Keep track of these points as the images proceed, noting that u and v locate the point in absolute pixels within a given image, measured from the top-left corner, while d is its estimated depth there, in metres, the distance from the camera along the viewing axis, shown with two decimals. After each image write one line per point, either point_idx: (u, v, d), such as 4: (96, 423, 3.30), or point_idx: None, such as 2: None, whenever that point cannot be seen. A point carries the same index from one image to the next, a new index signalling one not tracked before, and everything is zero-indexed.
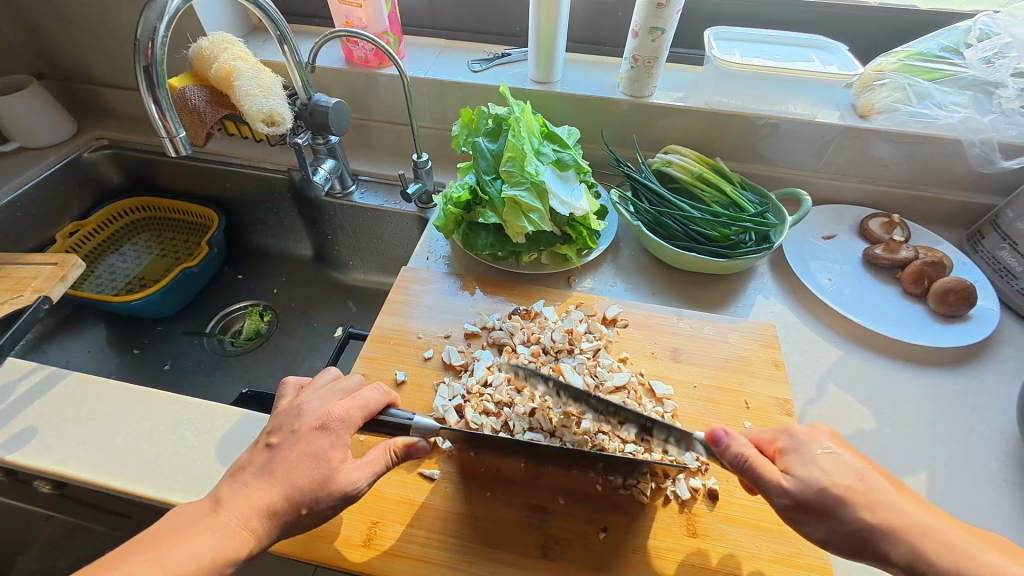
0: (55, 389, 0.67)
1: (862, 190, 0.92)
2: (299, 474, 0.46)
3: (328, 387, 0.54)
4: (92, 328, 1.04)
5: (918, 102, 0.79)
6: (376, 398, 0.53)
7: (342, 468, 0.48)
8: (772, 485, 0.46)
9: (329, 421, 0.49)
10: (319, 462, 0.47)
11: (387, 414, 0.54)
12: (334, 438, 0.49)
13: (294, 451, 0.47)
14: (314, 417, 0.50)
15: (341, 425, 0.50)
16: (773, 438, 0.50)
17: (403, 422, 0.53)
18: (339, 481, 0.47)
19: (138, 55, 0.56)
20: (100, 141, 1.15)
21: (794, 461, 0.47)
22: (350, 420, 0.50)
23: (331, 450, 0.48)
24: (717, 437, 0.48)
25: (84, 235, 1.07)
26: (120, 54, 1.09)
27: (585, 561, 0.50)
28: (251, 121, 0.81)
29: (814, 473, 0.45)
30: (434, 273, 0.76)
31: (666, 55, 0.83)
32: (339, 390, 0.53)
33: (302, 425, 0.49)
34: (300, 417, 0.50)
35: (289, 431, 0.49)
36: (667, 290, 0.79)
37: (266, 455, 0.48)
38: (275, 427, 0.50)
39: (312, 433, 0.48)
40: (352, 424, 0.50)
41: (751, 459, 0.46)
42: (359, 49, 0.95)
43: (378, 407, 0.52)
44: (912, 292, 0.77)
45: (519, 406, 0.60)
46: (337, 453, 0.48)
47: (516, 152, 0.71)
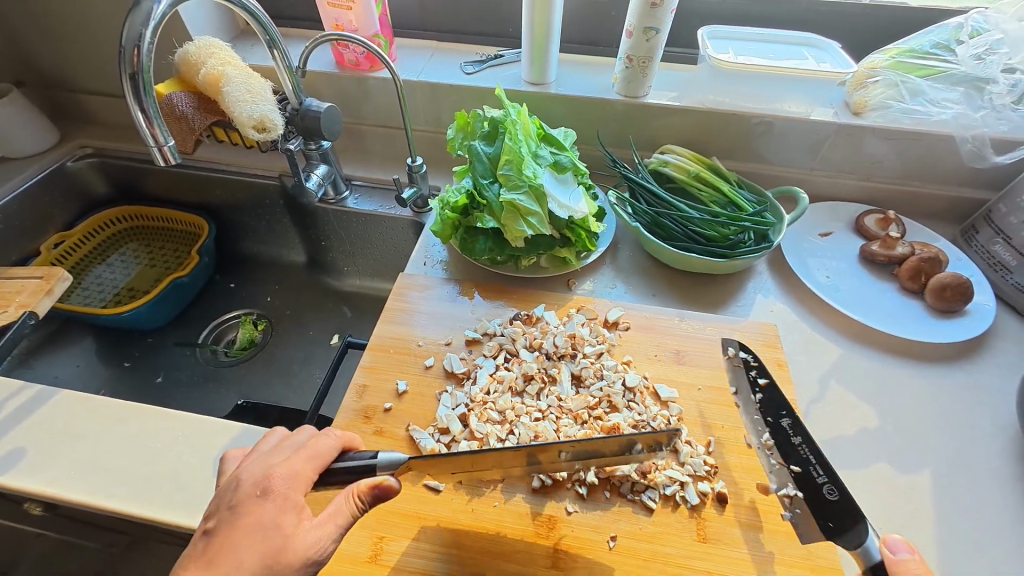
0: (43, 409, 0.65)
1: (858, 187, 0.92)
2: (246, 551, 0.41)
3: (269, 449, 0.49)
4: (81, 341, 1.02)
5: (911, 99, 0.80)
6: (328, 444, 0.49)
7: (296, 531, 0.44)
8: None
9: (271, 486, 0.45)
10: (268, 532, 0.43)
11: (342, 460, 0.50)
12: (279, 501, 0.44)
13: (235, 528, 0.42)
14: (254, 484, 0.45)
15: (285, 485, 0.45)
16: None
17: (362, 465, 0.50)
18: (295, 547, 0.43)
19: (123, 62, 0.54)
20: (84, 149, 1.12)
21: None
22: (299, 475, 0.46)
23: (279, 516, 0.43)
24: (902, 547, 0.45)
25: (70, 246, 1.05)
26: (105, 60, 1.06)
27: (596, 571, 0.49)
28: (242, 128, 0.80)
29: None
30: (432, 279, 0.76)
31: (660, 55, 0.83)
32: (283, 446, 0.49)
33: (240, 497, 0.44)
34: (237, 488, 0.45)
35: (226, 507, 0.44)
36: (668, 291, 0.79)
37: (202, 542, 0.42)
38: (209, 510, 0.44)
39: (256, 500, 0.44)
40: (299, 479, 0.46)
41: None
42: (350, 52, 0.94)
43: (331, 454, 0.49)
44: (909, 288, 0.78)
45: (524, 416, 0.58)
46: (287, 517, 0.44)
47: (513, 156, 0.70)
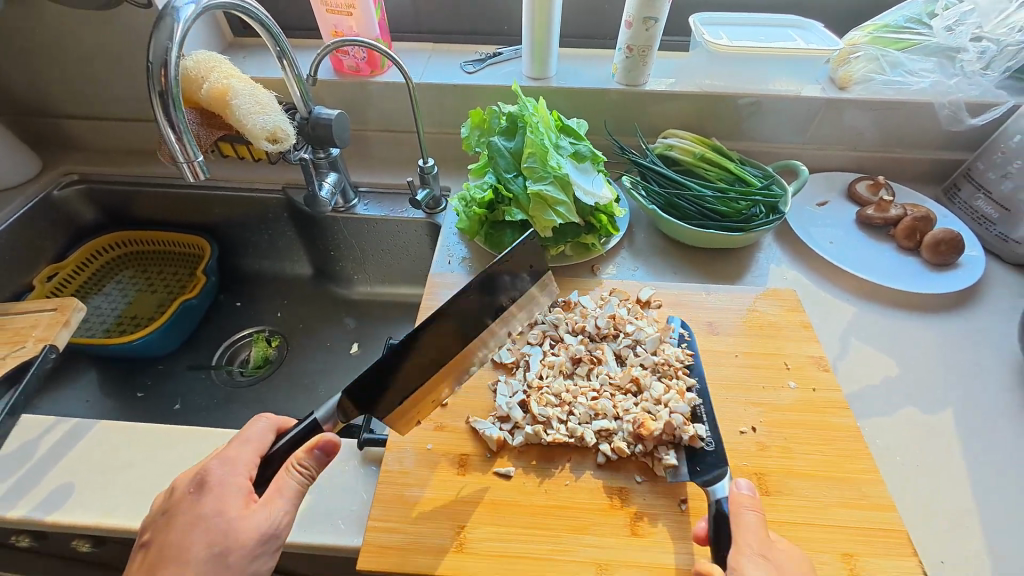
0: (81, 442, 0.63)
1: (847, 157, 0.98)
2: (191, 544, 0.43)
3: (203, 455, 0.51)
4: (85, 374, 0.97)
5: (891, 71, 0.87)
6: (261, 429, 0.52)
7: (243, 513, 0.45)
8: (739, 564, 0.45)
9: (204, 478, 0.47)
10: (211, 521, 0.44)
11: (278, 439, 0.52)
12: (217, 489, 0.46)
13: (174, 527, 0.44)
14: (188, 483, 0.47)
15: (219, 476, 0.47)
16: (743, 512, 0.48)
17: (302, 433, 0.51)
18: (242, 527, 0.44)
19: (152, 81, 0.53)
20: (69, 175, 1.07)
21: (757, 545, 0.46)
22: (232, 460, 0.48)
23: (221, 502, 0.45)
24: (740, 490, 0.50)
25: (64, 277, 1.01)
26: (86, 82, 1.03)
27: (673, 533, 0.51)
28: (255, 141, 0.78)
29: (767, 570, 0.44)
30: (461, 276, 0.77)
31: (659, 43, 0.86)
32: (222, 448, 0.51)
33: (173, 501, 0.46)
34: (171, 494, 0.47)
35: (165, 512, 0.46)
36: (688, 268, 0.82)
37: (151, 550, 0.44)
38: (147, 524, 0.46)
39: (195, 496, 0.46)
40: (235, 465, 0.48)
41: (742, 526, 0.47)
42: (349, 58, 0.94)
43: (266, 438, 0.51)
44: (906, 247, 0.83)
45: (582, 397, 0.60)
46: (230, 501, 0.46)
47: (536, 148, 0.71)
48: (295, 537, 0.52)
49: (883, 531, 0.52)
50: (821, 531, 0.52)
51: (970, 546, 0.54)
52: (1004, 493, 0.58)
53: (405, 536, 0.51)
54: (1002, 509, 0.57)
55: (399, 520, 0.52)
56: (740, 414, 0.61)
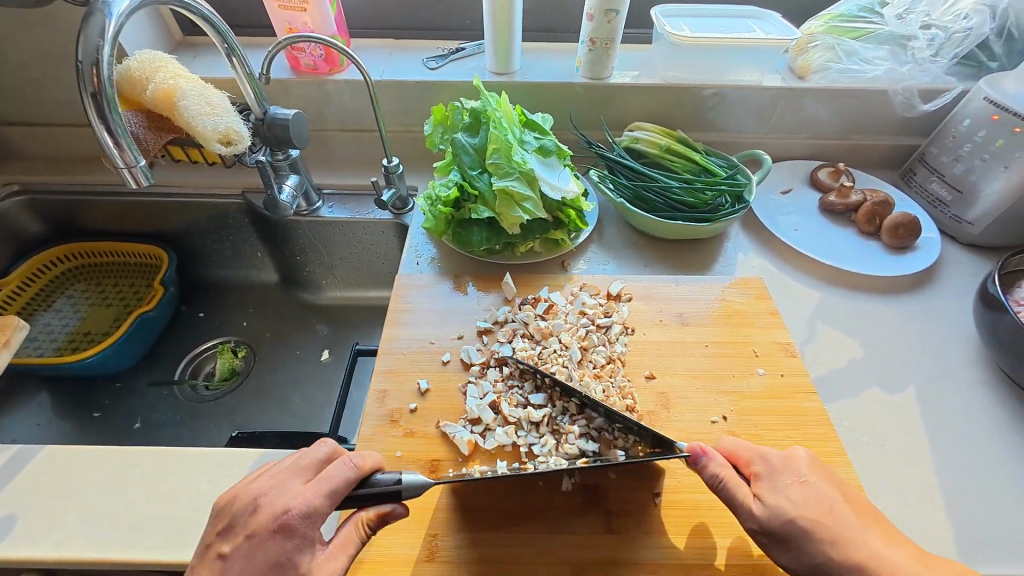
0: (26, 469, 0.59)
1: (808, 145, 0.99)
2: None
3: (292, 466, 0.47)
4: (35, 397, 0.92)
5: (847, 59, 0.89)
6: (347, 477, 0.46)
7: (312, 565, 0.44)
8: (743, 507, 0.47)
9: (290, 523, 0.44)
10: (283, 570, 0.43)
11: (366, 482, 0.48)
12: (298, 539, 0.44)
13: (250, 562, 0.42)
14: (272, 516, 0.44)
15: (303, 523, 0.44)
16: (749, 459, 0.50)
17: (389, 488, 0.48)
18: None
19: (82, 81, 0.50)
20: (9, 186, 1.01)
21: (766, 488, 0.47)
22: (316, 513, 0.44)
23: (296, 554, 0.43)
24: (696, 456, 0.48)
25: (9, 294, 0.95)
26: (25, 86, 0.97)
27: (648, 528, 0.51)
28: (206, 144, 0.74)
29: (782, 502, 0.46)
30: (429, 277, 0.75)
31: (621, 35, 0.86)
32: (304, 467, 0.47)
33: (256, 529, 0.43)
34: (255, 516, 0.44)
35: (243, 535, 0.43)
36: (657, 260, 0.82)
37: (221, 566, 0.43)
38: (223, 530, 0.44)
39: (274, 538, 0.43)
40: (319, 518, 0.45)
41: (727, 479, 0.47)
42: (306, 56, 0.91)
43: (348, 487, 0.46)
44: (867, 231, 0.85)
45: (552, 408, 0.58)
46: (304, 554, 0.44)
47: (500, 144, 0.70)
48: None
49: None
50: None
51: (936, 521, 0.55)
52: (965, 465, 0.60)
53: (376, 549, 0.49)
54: (963, 483, 0.58)
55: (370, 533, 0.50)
56: (712, 403, 0.61)
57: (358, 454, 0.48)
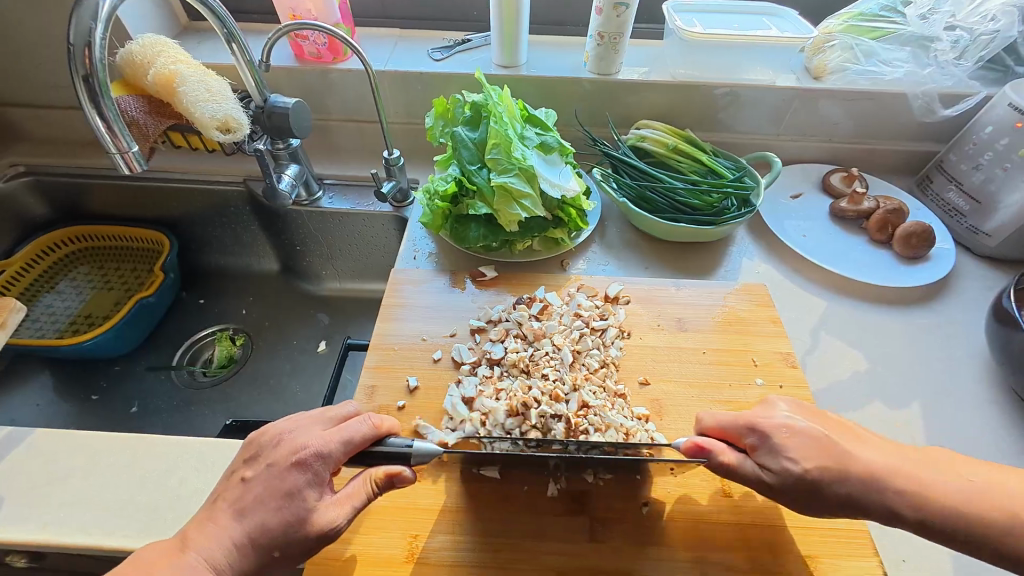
0: (18, 450, 0.59)
1: (820, 148, 0.96)
2: (266, 513, 0.43)
3: (319, 412, 0.49)
4: (37, 377, 0.93)
5: (865, 60, 0.86)
6: (364, 427, 0.47)
7: (317, 506, 0.44)
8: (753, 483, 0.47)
9: (304, 459, 0.45)
10: (290, 503, 0.43)
11: (381, 441, 0.48)
12: (310, 476, 0.44)
13: (264, 486, 0.44)
14: (291, 450, 0.45)
15: (316, 461, 0.45)
16: (738, 432, 0.49)
17: (400, 450, 0.47)
18: (314, 521, 0.44)
19: (74, 63, 0.50)
20: (15, 167, 1.02)
21: (764, 455, 0.47)
22: (329, 454, 0.45)
23: (304, 491, 0.44)
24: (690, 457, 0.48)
25: (12, 275, 0.96)
26: (32, 68, 0.97)
27: (633, 538, 0.50)
28: (205, 130, 0.74)
29: (783, 464, 0.45)
30: (424, 272, 0.74)
31: (630, 30, 0.84)
32: (329, 415, 0.49)
33: (275, 459, 0.45)
34: (276, 449, 0.46)
35: (264, 464, 0.45)
36: (659, 263, 0.80)
37: (241, 490, 0.45)
38: (250, 460, 0.47)
39: (288, 471, 0.44)
40: (330, 457, 0.45)
41: (724, 466, 0.47)
42: (309, 44, 0.90)
43: (363, 437, 0.47)
44: (878, 240, 0.82)
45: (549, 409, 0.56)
46: (310, 494, 0.44)
47: (500, 139, 0.69)
48: None
49: (847, 531, 0.51)
50: (785, 532, 0.50)
51: (934, 544, 0.53)
52: None
53: (355, 547, 0.49)
54: None
55: (351, 529, 0.50)
56: (707, 412, 0.59)
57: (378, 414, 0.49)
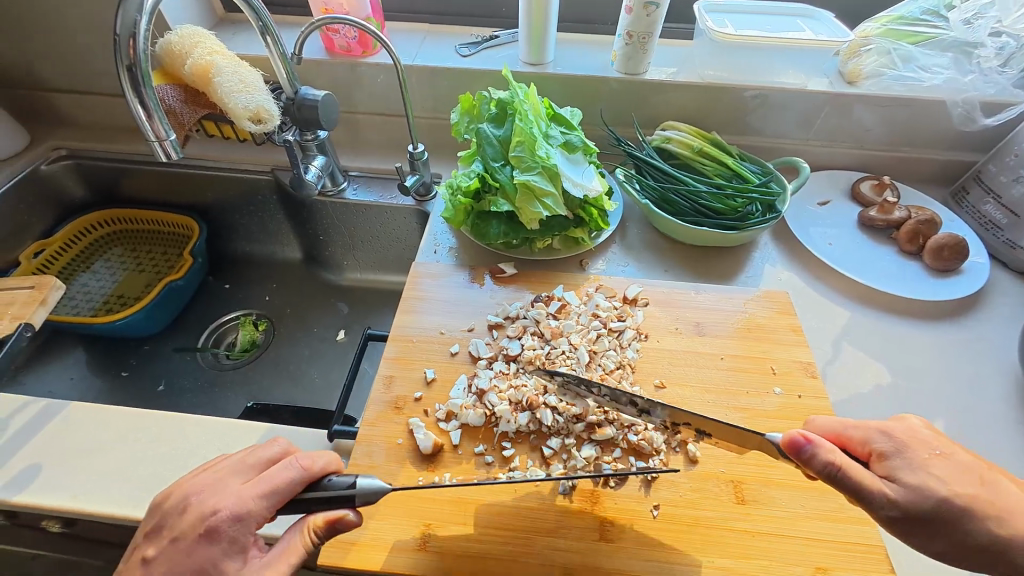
0: (54, 422, 0.62)
1: (851, 155, 0.94)
2: None
3: (231, 467, 0.46)
4: (71, 352, 0.97)
5: (902, 66, 0.83)
6: (291, 478, 0.45)
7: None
8: (874, 491, 0.43)
9: (216, 525, 0.42)
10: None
11: (313, 488, 0.46)
12: (226, 545, 0.42)
13: (175, 563, 0.42)
14: (200, 519, 0.43)
15: (227, 529, 0.43)
16: (864, 440, 0.47)
17: (343, 491, 0.46)
18: None
19: (119, 53, 0.51)
20: (58, 151, 1.06)
21: (899, 466, 0.45)
22: (249, 515, 0.43)
23: (224, 559, 0.42)
24: (800, 445, 0.44)
25: (52, 254, 1.00)
26: (77, 56, 1.01)
27: (642, 539, 0.50)
28: (238, 121, 0.76)
29: (924, 480, 0.44)
30: (443, 266, 0.75)
31: (660, 31, 0.83)
32: (245, 470, 0.46)
33: (183, 531, 0.42)
34: (183, 516, 0.43)
35: (168, 538, 0.43)
36: (679, 265, 0.80)
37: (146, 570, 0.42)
38: (153, 531, 0.44)
39: (198, 543, 0.42)
40: (246, 522, 0.43)
41: (842, 465, 0.43)
42: (340, 37, 0.91)
43: (288, 491, 0.44)
44: (908, 251, 0.80)
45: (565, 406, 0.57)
46: (231, 562, 0.43)
47: (524, 137, 0.69)
48: None
49: (861, 545, 0.50)
50: (797, 543, 0.50)
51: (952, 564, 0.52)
52: None
53: (369, 532, 0.50)
54: None
55: (365, 515, 0.51)
56: (722, 418, 0.59)
57: (308, 454, 0.47)
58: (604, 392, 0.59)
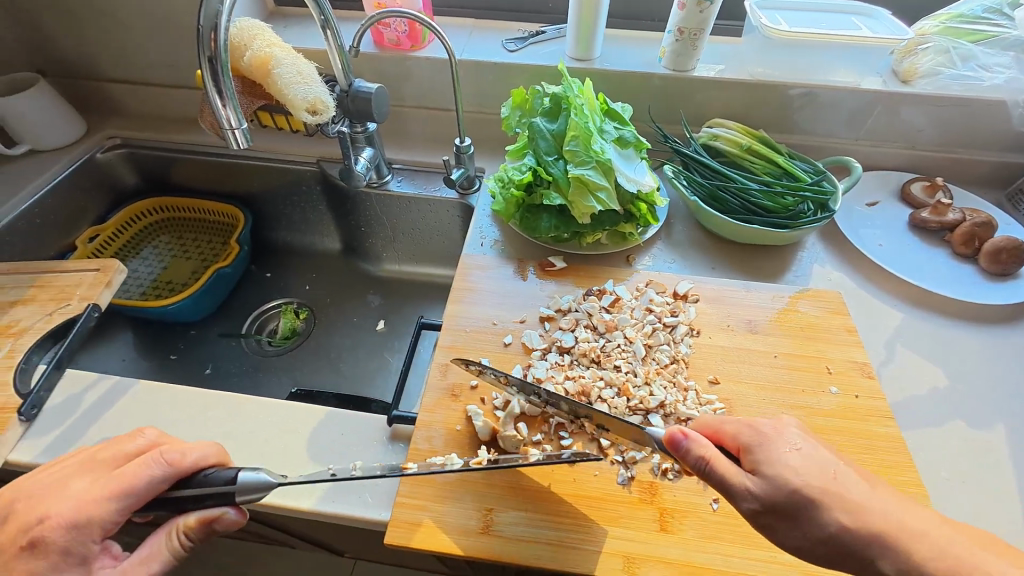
0: (122, 400, 0.64)
1: (901, 155, 0.92)
2: None
3: (82, 466, 0.46)
4: (123, 335, 1.00)
5: (962, 65, 0.81)
6: (154, 478, 0.45)
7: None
8: (739, 487, 0.43)
9: (44, 534, 0.42)
10: None
11: (180, 486, 0.46)
12: (56, 558, 0.42)
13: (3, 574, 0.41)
14: (34, 525, 0.42)
15: (52, 542, 0.42)
16: (736, 432, 0.47)
17: (223, 486, 0.46)
18: None
19: (201, 46, 0.53)
20: (112, 139, 1.09)
21: (760, 460, 0.45)
22: (90, 523, 0.43)
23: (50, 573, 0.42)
24: (676, 440, 0.45)
25: (105, 240, 1.04)
26: (134, 48, 1.04)
27: (703, 531, 0.50)
28: (295, 111, 0.77)
29: (780, 472, 0.43)
30: (491, 259, 0.76)
31: (711, 27, 0.83)
32: (96, 467, 0.46)
33: (13, 540, 0.42)
34: (16, 522, 0.43)
35: None
36: (726, 263, 0.80)
37: None
38: None
39: (21, 556, 0.42)
40: (87, 530, 0.43)
41: (712, 460, 0.44)
42: (390, 31, 0.93)
43: (145, 491, 0.44)
44: (962, 253, 0.79)
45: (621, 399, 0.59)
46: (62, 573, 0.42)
47: (580, 132, 0.70)
48: (321, 506, 0.53)
49: None
50: None
51: None
52: None
53: (433, 515, 0.51)
54: None
55: (428, 499, 0.52)
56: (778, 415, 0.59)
57: (177, 449, 0.46)
58: (659, 388, 0.60)
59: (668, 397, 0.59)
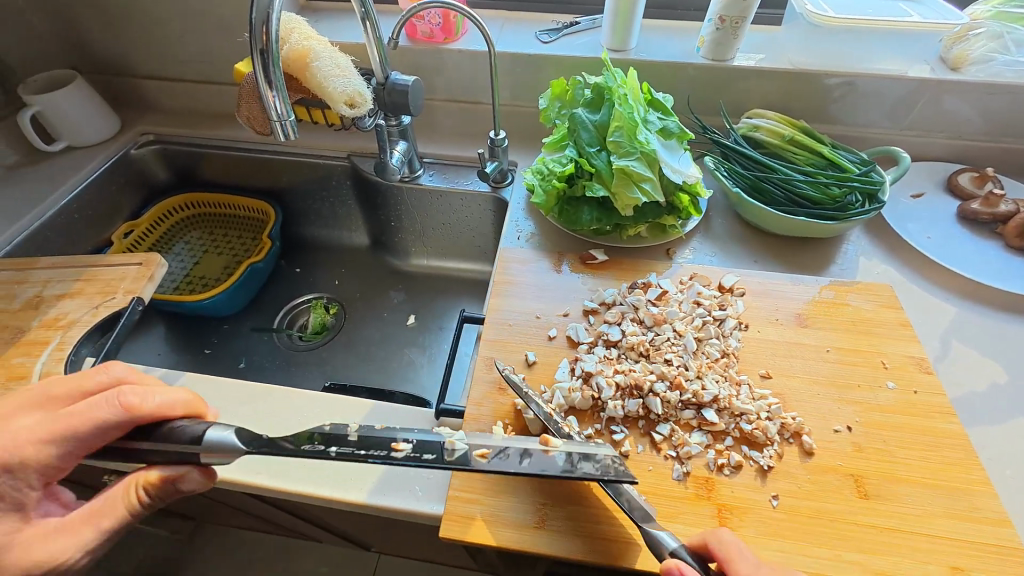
0: None
1: (947, 146, 0.90)
2: None
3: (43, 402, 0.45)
4: (158, 330, 1.01)
5: (1016, 50, 0.79)
6: (107, 420, 0.43)
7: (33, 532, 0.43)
8: None
9: None
10: None
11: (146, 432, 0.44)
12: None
13: None
14: None
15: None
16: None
17: (189, 439, 0.43)
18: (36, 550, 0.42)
19: (254, 38, 0.53)
20: (145, 136, 1.10)
21: None
22: (27, 466, 0.42)
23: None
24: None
25: (139, 235, 1.04)
26: (167, 44, 1.05)
27: (764, 527, 0.49)
28: (333, 104, 0.78)
29: None
30: (530, 252, 0.75)
31: (754, 15, 0.81)
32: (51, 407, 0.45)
33: None
34: None
35: None
36: (769, 255, 0.78)
37: None
38: None
39: None
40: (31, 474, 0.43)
41: None
42: (424, 23, 0.93)
43: (95, 432, 0.43)
44: (1016, 246, 0.76)
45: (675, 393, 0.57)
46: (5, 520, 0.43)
47: (624, 122, 0.69)
48: (374, 498, 0.53)
49: (993, 546, 0.48)
50: (929, 541, 0.48)
51: None
52: None
53: (486, 508, 0.51)
54: None
55: (481, 493, 0.52)
56: (835, 411, 0.57)
57: (138, 393, 0.44)
58: (712, 382, 0.58)
59: (721, 391, 0.58)
